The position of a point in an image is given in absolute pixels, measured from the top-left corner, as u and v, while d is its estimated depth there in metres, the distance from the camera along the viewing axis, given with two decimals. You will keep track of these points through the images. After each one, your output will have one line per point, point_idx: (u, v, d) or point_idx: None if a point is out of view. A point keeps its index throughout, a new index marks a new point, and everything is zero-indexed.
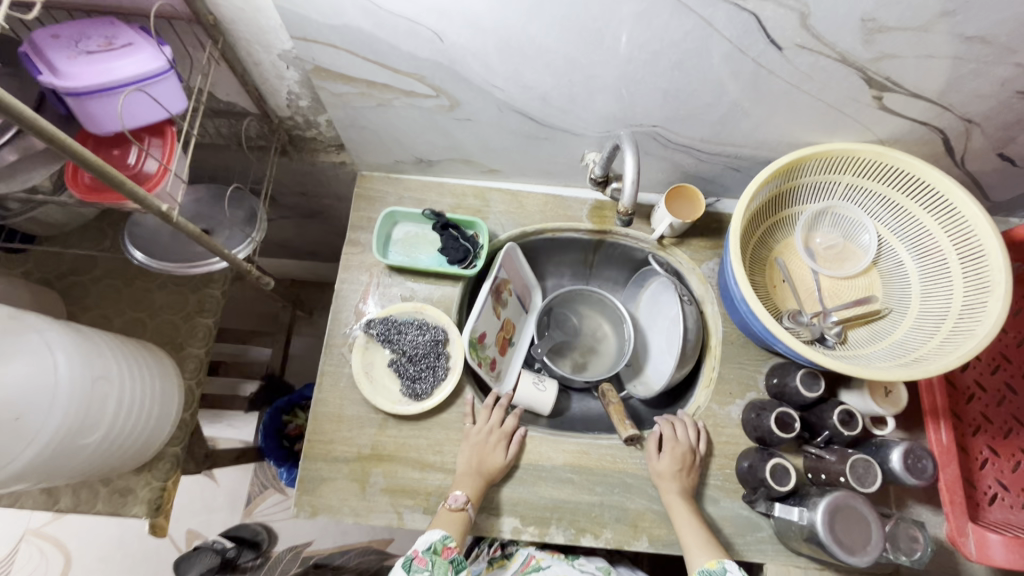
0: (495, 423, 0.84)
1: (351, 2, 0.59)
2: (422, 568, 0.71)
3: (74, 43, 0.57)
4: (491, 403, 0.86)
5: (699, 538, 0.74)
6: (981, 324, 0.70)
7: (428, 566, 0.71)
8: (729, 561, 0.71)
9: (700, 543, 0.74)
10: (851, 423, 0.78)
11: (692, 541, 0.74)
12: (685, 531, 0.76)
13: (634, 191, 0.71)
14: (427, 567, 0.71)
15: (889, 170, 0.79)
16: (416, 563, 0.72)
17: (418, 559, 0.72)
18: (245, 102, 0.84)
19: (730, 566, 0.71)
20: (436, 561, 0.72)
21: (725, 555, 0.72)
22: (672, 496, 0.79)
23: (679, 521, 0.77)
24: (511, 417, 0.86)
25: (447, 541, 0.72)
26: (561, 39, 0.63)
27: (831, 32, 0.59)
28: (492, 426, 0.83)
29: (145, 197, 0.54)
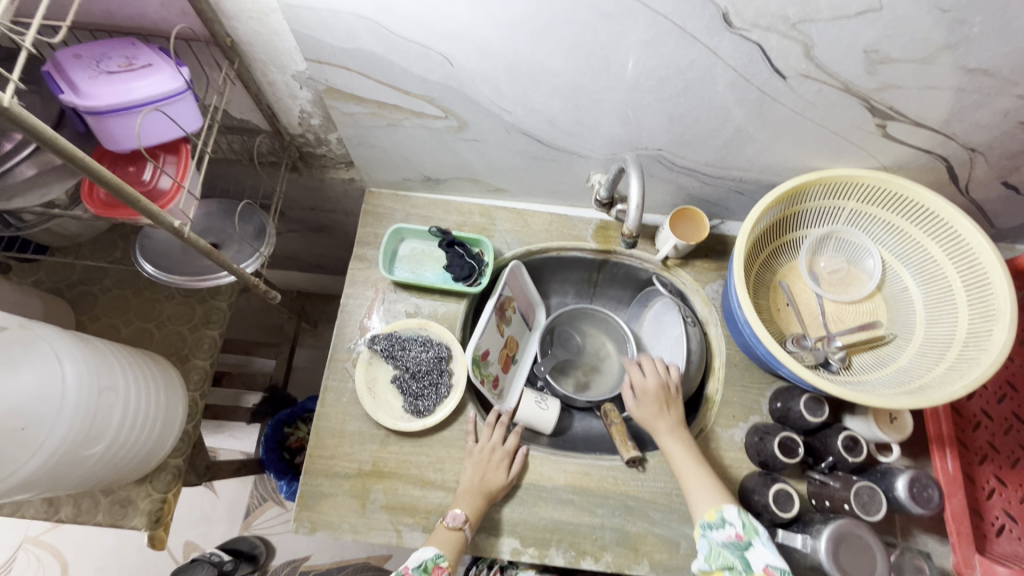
0: (498, 442, 0.83)
1: (364, 27, 0.61)
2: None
3: (95, 63, 0.59)
4: (492, 421, 0.86)
5: (704, 491, 0.74)
6: (986, 353, 0.69)
7: None
8: (726, 510, 0.70)
9: (705, 492, 0.73)
10: (856, 449, 0.78)
11: (696, 493, 0.74)
12: (689, 480, 0.75)
13: (639, 214, 0.71)
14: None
15: (893, 196, 0.79)
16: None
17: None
18: (257, 119, 0.85)
19: (730, 515, 0.70)
20: None
21: (727, 501, 0.72)
22: (666, 441, 0.79)
23: (682, 469, 0.76)
24: (512, 436, 0.85)
25: (438, 560, 0.72)
26: (568, 65, 0.64)
27: (834, 63, 0.60)
28: (495, 444, 0.83)
29: (158, 214, 0.55)
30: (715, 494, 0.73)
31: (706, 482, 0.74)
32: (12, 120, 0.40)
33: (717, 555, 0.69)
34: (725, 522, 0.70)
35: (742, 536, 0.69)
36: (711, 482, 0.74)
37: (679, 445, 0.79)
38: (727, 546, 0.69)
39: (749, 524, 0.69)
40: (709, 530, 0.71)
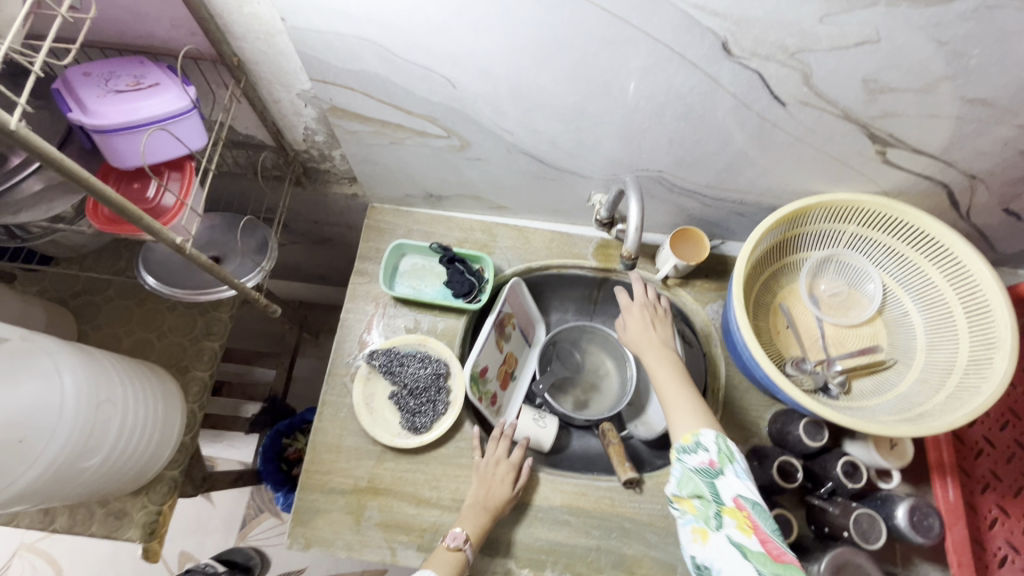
0: (503, 455, 0.82)
1: (368, 49, 0.62)
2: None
3: (104, 81, 0.60)
4: (496, 435, 0.84)
5: (684, 415, 0.70)
6: (987, 381, 0.69)
7: None
8: (703, 434, 0.65)
9: (684, 418, 0.69)
10: (855, 475, 0.77)
11: (675, 416, 0.70)
12: (672, 403, 0.72)
13: (638, 237, 0.71)
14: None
15: (893, 221, 0.79)
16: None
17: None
18: (263, 135, 0.86)
19: (706, 439, 0.65)
20: None
21: (706, 427, 0.67)
22: (654, 366, 0.78)
23: (668, 393, 0.74)
24: (517, 449, 0.83)
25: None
26: (569, 89, 0.65)
27: (833, 91, 0.61)
28: (499, 457, 0.82)
29: (159, 230, 0.56)
30: (693, 418, 0.69)
31: (688, 406, 0.71)
32: (19, 141, 0.41)
33: (687, 481, 0.64)
34: (700, 447, 0.65)
35: (714, 464, 0.63)
36: (692, 408, 0.70)
37: (665, 371, 0.77)
38: (698, 473, 0.63)
39: (724, 451, 0.64)
40: (683, 454, 0.66)
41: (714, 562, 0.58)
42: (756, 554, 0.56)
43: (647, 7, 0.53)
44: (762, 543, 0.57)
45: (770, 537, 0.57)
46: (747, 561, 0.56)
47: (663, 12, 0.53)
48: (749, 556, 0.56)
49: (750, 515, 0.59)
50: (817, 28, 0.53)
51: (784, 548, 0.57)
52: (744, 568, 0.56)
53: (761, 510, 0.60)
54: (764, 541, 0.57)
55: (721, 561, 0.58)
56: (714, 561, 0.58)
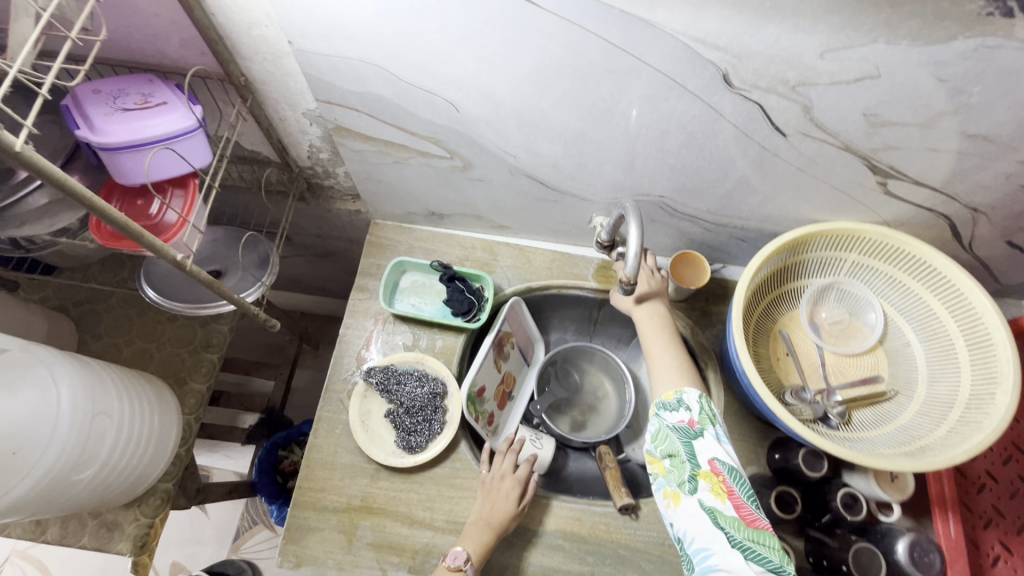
0: (508, 470, 0.81)
1: (374, 73, 0.63)
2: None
3: (112, 99, 0.61)
4: (503, 449, 0.85)
5: (667, 375, 0.72)
6: (988, 417, 0.68)
7: None
8: (686, 393, 0.67)
9: (668, 378, 0.72)
10: (855, 507, 0.76)
11: (660, 377, 0.73)
12: (657, 363, 0.75)
13: (638, 260, 0.67)
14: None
15: (896, 251, 0.79)
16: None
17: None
18: (268, 151, 0.87)
19: (689, 399, 0.68)
20: None
21: (688, 386, 0.69)
22: (644, 325, 0.80)
23: (654, 353, 0.76)
24: (524, 464, 0.83)
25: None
26: (571, 115, 0.66)
27: (834, 123, 0.61)
28: (505, 471, 0.81)
29: (161, 247, 0.57)
30: (676, 379, 0.71)
31: (672, 366, 0.73)
32: (26, 163, 0.42)
33: (664, 440, 0.66)
34: (682, 406, 0.67)
35: (693, 424, 0.65)
36: (675, 368, 0.72)
37: (653, 332, 0.78)
38: (676, 432, 0.66)
39: (705, 413, 0.66)
40: (663, 412, 0.68)
41: (685, 526, 0.61)
42: (728, 518, 0.59)
43: (648, 39, 0.53)
44: (735, 508, 0.60)
45: (744, 503, 0.60)
46: (717, 526, 0.59)
47: (665, 44, 0.54)
48: (720, 521, 0.59)
49: (725, 480, 0.61)
50: (818, 63, 0.53)
51: (756, 514, 0.60)
52: (714, 533, 0.59)
53: (736, 475, 0.62)
54: (737, 506, 0.60)
55: (692, 524, 0.61)
56: (685, 524, 0.61)
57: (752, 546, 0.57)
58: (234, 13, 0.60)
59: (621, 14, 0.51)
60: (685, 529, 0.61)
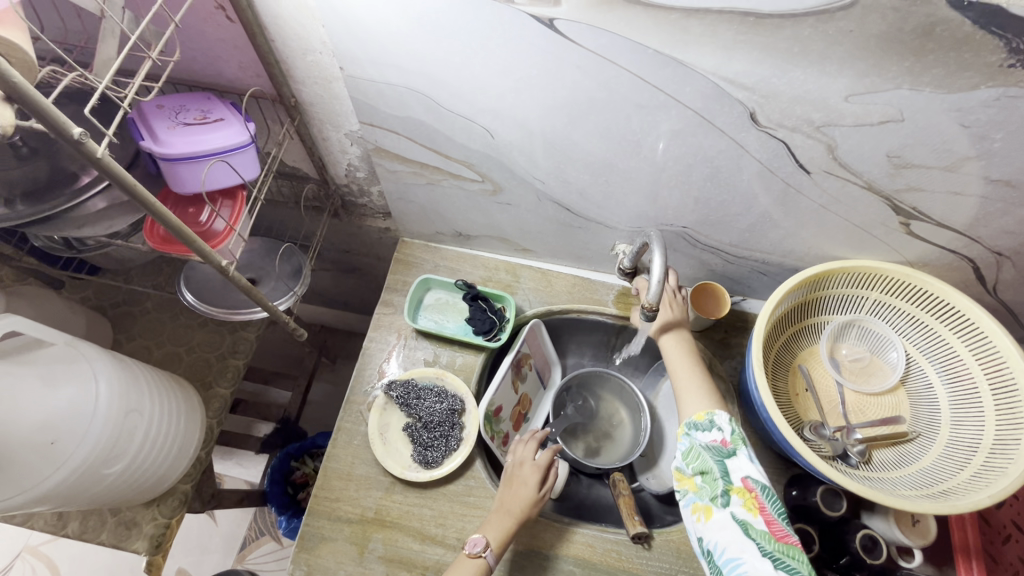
0: (529, 456, 0.81)
1: (416, 98, 0.67)
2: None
3: (174, 114, 0.65)
4: (527, 436, 0.85)
5: (695, 398, 0.72)
6: (1013, 463, 0.67)
7: None
8: (718, 414, 0.68)
9: (696, 399, 0.72)
10: (874, 550, 0.74)
11: (687, 401, 0.73)
12: (683, 386, 0.75)
13: (661, 286, 0.68)
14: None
15: (918, 291, 0.80)
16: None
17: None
18: (308, 168, 0.92)
19: (721, 420, 0.68)
20: None
21: (718, 408, 0.70)
22: (670, 351, 0.80)
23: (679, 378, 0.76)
24: (547, 450, 0.82)
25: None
26: (600, 145, 0.69)
27: (858, 163, 0.63)
28: (525, 457, 0.81)
29: (209, 253, 0.60)
30: (705, 400, 0.71)
31: (699, 390, 0.73)
32: (101, 167, 0.46)
33: (695, 457, 0.67)
34: (714, 426, 0.67)
35: (726, 443, 0.66)
36: (703, 391, 0.73)
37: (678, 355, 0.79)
38: (708, 450, 0.66)
39: (738, 433, 0.66)
40: (694, 431, 0.68)
41: (716, 538, 0.61)
42: (759, 531, 0.60)
43: (679, 77, 0.56)
44: (766, 523, 0.60)
45: (776, 519, 0.60)
46: (747, 537, 0.60)
47: (694, 82, 0.57)
48: (751, 533, 0.60)
49: (757, 496, 0.61)
50: (843, 105, 0.56)
51: (788, 530, 0.60)
52: (746, 544, 0.59)
53: (769, 492, 0.62)
54: (768, 521, 0.60)
55: (723, 535, 0.61)
56: (716, 536, 0.62)
57: (784, 558, 0.57)
58: (292, 41, 0.64)
59: (655, 54, 0.54)
60: (715, 541, 0.61)
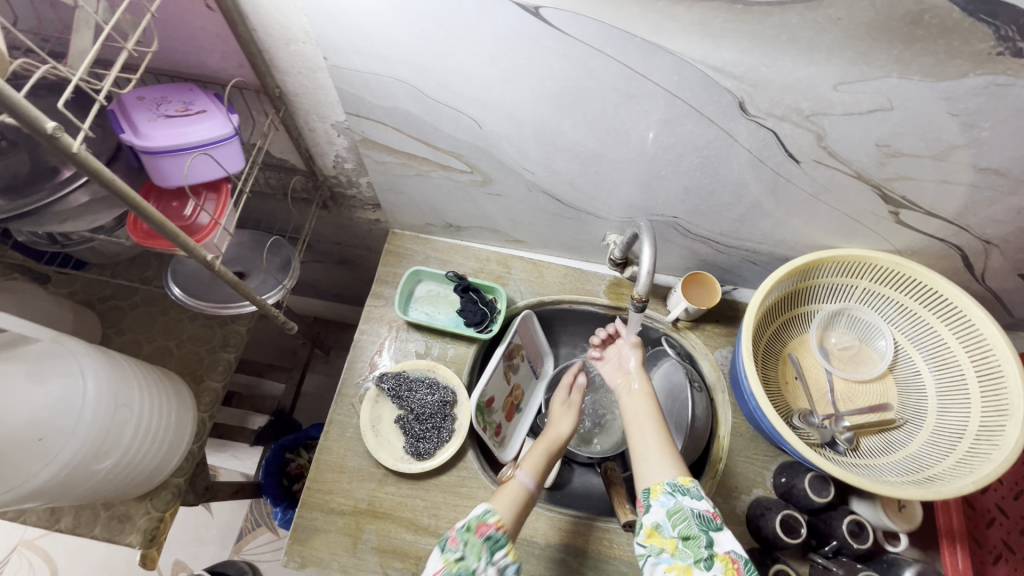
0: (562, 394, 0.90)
1: (402, 88, 0.66)
2: (455, 547, 0.62)
3: (156, 106, 0.64)
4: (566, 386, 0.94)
5: (661, 462, 0.66)
6: (997, 449, 0.68)
7: (460, 547, 0.62)
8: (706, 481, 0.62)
9: (664, 462, 0.66)
10: (861, 535, 0.75)
11: (653, 463, 0.66)
12: (649, 447, 0.68)
13: (650, 279, 0.68)
14: (461, 547, 0.62)
15: (907, 279, 0.80)
16: (449, 544, 0.63)
17: (450, 539, 0.63)
18: (295, 160, 0.91)
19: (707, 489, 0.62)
20: (469, 541, 0.62)
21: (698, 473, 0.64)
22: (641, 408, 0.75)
23: (638, 433, 0.72)
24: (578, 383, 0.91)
25: (483, 518, 0.65)
26: (589, 135, 0.68)
27: (847, 152, 0.63)
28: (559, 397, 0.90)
29: (193, 248, 0.60)
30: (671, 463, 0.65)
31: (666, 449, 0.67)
32: (78, 161, 0.45)
33: (681, 518, 0.59)
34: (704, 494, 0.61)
35: (715, 516, 0.60)
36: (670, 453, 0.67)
37: (641, 403, 0.75)
38: (696, 515, 0.59)
39: None
40: (682, 492, 0.61)
41: None
42: None
43: (667, 65, 0.56)
44: None
45: None
46: None
47: (683, 71, 0.56)
48: None
49: (741, 569, 0.56)
50: (832, 94, 0.55)
51: None
52: None
53: (752, 568, 0.57)
54: None
55: None
56: None
57: None
58: (274, 30, 0.63)
59: (642, 42, 0.54)
60: None
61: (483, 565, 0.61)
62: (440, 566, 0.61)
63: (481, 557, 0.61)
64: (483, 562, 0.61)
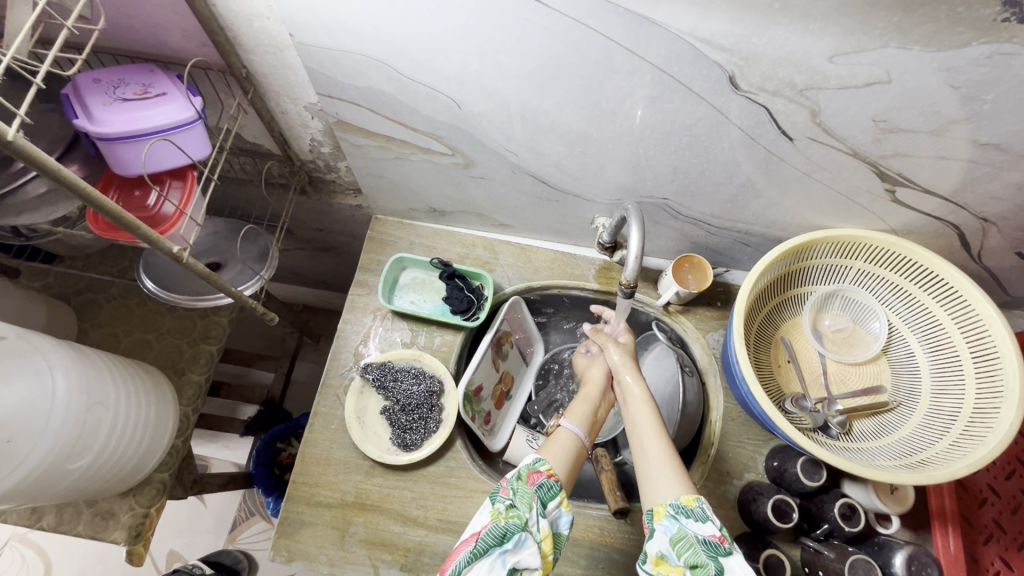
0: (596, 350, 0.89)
1: (375, 67, 0.62)
2: (506, 497, 0.59)
3: (112, 89, 0.61)
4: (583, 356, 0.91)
5: (665, 482, 0.62)
6: (992, 433, 0.67)
7: (511, 496, 0.59)
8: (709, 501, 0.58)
9: (668, 485, 0.62)
10: (853, 518, 0.74)
11: (656, 484, 0.63)
12: (651, 465, 0.65)
13: (638, 264, 0.66)
14: (512, 497, 0.59)
15: (902, 260, 0.78)
16: (500, 494, 0.60)
17: (501, 489, 0.60)
18: (269, 144, 0.87)
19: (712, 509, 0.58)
20: (519, 490, 0.59)
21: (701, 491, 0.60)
22: (642, 422, 0.71)
23: (639, 448, 0.69)
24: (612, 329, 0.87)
25: (534, 466, 0.63)
26: (573, 114, 0.65)
27: (842, 128, 0.60)
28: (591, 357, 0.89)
29: (158, 239, 0.56)
30: (675, 482, 0.62)
31: (670, 468, 0.64)
32: (14, 150, 0.41)
33: (686, 546, 0.55)
34: (709, 517, 0.57)
35: (722, 539, 0.56)
36: (675, 471, 0.63)
37: (638, 414, 0.73)
38: (702, 541, 0.55)
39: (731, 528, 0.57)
40: (684, 518, 0.58)
41: None
42: None
43: (653, 37, 0.52)
44: None
45: None
46: None
47: (670, 43, 0.53)
48: None
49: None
50: (827, 66, 0.52)
51: None
52: None
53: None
54: None
55: None
56: None
57: None
58: (234, 5, 0.59)
59: (626, 13, 0.50)
60: None
61: (535, 516, 0.57)
62: (488, 519, 0.57)
63: (533, 507, 0.58)
64: (534, 513, 0.57)
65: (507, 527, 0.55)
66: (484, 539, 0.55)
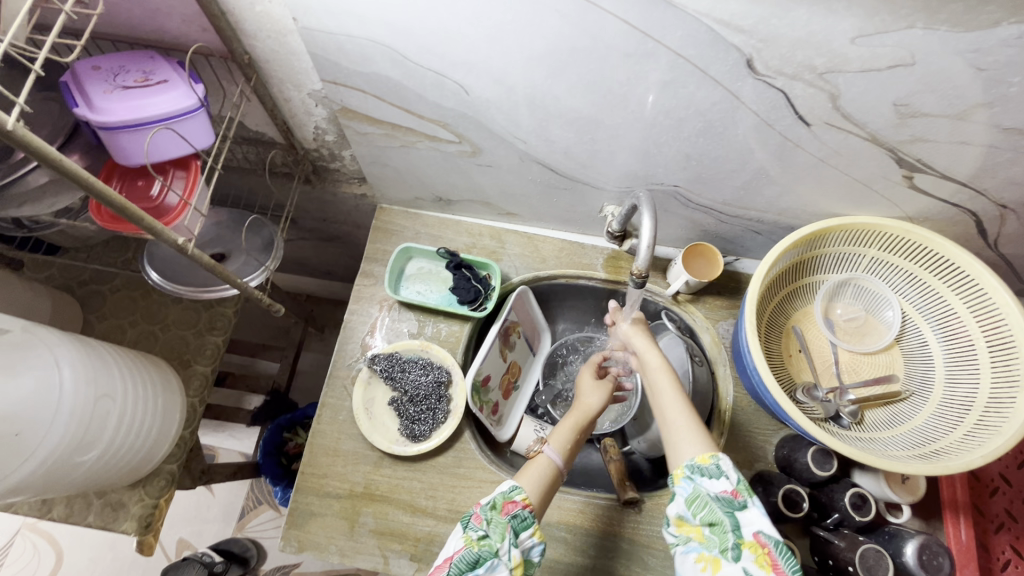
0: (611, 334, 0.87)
1: (380, 51, 0.60)
2: (478, 526, 0.59)
3: (112, 76, 0.59)
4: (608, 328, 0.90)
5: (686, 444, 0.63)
6: (1008, 421, 0.66)
7: (484, 525, 0.59)
8: (724, 458, 0.59)
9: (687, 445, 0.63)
10: (863, 508, 0.74)
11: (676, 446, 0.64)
12: (671, 430, 0.66)
13: (650, 253, 0.65)
14: (485, 526, 0.59)
15: (917, 248, 0.76)
16: (472, 521, 0.60)
17: (474, 517, 0.60)
18: (273, 133, 0.86)
19: (727, 465, 0.59)
20: (492, 520, 0.59)
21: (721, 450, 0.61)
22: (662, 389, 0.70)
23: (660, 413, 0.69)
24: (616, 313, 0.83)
25: (510, 495, 0.62)
26: (584, 100, 0.63)
27: (861, 113, 0.58)
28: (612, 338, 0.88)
29: (161, 230, 0.55)
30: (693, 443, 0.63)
31: (689, 430, 0.64)
32: (18, 142, 0.40)
33: (702, 505, 0.58)
34: (722, 473, 0.59)
35: (737, 494, 0.58)
36: (694, 432, 0.64)
37: (656, 381, 0.72)
38: (716, 498, 0.58)
39: (745, 482, 0.58)
40: (698, 476, 0.59)
41: None
42: None
43: (669, 20, 0.51)
44: None
45: None
46: None
47: (685, 25, 0.51)
48: None
49: (771, 553, 0.53)
50: (848, 48, 0.51)
51: None
52: None
53: (785, 550, 0.53)
54: None
55: None
56: None
57: None
58: None
59: None
60: None
61: (506, 545, 0.58)
62: (461, 544, 0.58)
63: (505, 537, 0.58)
64: (506, 542, 0.58)
65: (479, 554, 0.56)
66: (457, 566, 0.56)
